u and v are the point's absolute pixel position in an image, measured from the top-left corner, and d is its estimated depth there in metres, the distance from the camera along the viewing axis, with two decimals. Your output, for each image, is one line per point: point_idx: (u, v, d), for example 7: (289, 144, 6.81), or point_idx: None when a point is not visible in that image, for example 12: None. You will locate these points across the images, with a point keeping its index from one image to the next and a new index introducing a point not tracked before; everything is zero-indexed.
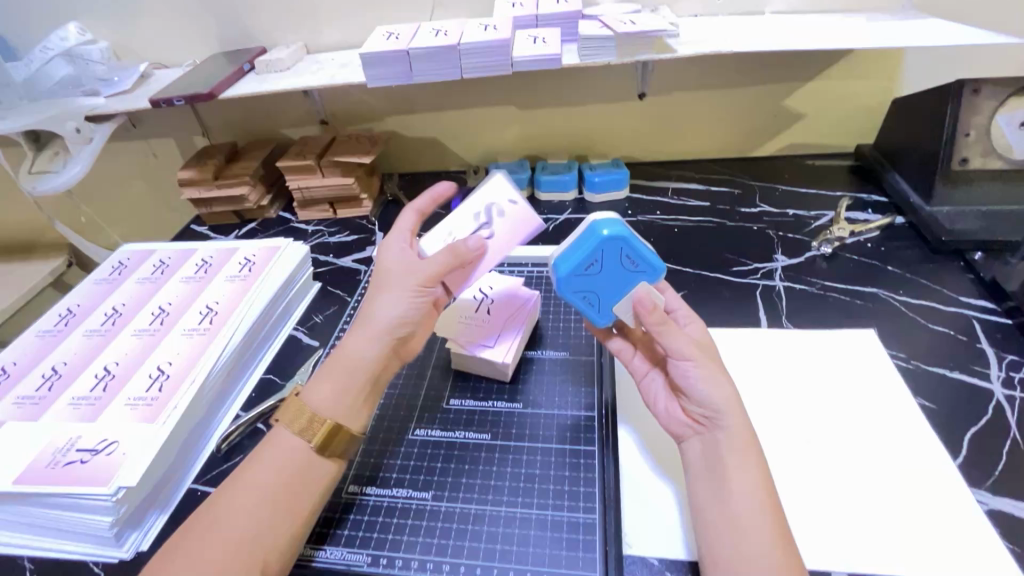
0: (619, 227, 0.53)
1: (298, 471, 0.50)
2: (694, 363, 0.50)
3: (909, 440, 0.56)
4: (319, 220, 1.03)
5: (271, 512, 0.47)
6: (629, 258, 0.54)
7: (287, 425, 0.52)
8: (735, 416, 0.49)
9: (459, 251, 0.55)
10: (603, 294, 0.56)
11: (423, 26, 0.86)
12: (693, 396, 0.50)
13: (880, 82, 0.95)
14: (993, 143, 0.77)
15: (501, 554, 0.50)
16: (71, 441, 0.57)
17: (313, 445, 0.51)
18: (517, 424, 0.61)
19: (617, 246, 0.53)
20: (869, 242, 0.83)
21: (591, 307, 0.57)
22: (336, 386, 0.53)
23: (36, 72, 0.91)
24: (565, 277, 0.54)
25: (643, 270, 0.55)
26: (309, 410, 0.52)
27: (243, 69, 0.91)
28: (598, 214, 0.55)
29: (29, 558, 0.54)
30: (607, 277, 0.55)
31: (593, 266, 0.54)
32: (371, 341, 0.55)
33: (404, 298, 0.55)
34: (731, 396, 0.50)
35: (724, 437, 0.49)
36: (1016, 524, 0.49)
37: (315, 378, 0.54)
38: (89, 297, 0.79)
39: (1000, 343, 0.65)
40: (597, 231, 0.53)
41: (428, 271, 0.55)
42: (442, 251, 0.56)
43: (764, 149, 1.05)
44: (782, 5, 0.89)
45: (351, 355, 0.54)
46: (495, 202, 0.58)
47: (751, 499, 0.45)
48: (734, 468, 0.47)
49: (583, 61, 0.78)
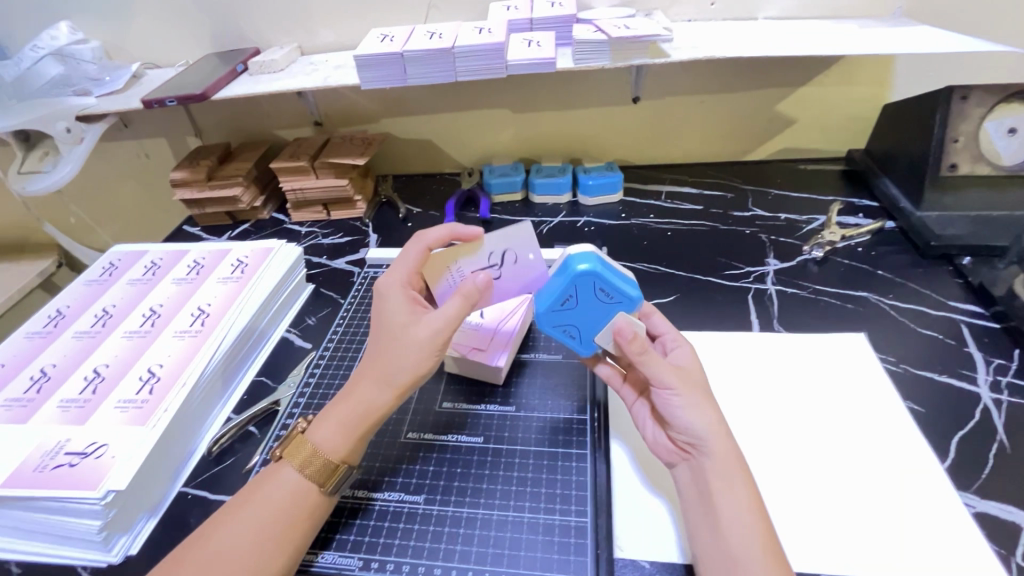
0: (593, 260, 0.54)
1: (297, 498, 0.50)
2: (677, 393, 0.51)
3: (898, 443, 0.57)
4: (312, 222, 1.02)
5: (268, 542, 0.47)
6: (604, 290, 0.54)
7: (288, 461, 0.52)
8: (718, 442, 0.49)
9: (471, 295, 0.55)
10: (585, 326, 0.56)
11: (418, 29, 0.86)
12: (676, 424, 0.51)
13: (872, 88, 0.96)
14: (981, 149, 0.78)
15: (494, 558, 0.50)
16: (60, 443, 0.56)
17: (320, 485, 0.51)
18: (509, 428, 0.61)
19: (591, 280, 0.53)
20: (860, 247, 0.83)
21: (575, 338, 0.57)
22: (343, 428, 0.53)
23: (25, 72, 0.90)
24: (544, 310, 0.55)
25: (620, 300, 0.54)
26: (317, 452, 0.52)
27: (237, 70, 0.91)
28: (573, 247, 0.56)
29: (16, 562, 0.54)
30: (586, 310, 0.55)
31: (570, 300, 0.54)
32: (379, 387, 0.54)
33: (418, 353, 0.54)
34: (715, 424, 0.50)
35: (710, 463, 0.49)
36: (1002, 527, 0.50)
37: (320, 418, 0.55)
38: (80, 298, 0.78)
39: (988, 347, 0.66)
40: (571, 267, 0.53)
41: (447, 328, 0.54)
42: (456, 301, 0.54)
43: (757, 153, 1.06)
44: (775, 11, 0.90)
45: (356, 396, 0.54)
46: (511, 248, 0.58)
47: (739, 523, 0.45)
48: (720, 491, 0.47)
49: (577, 65, 0.79)
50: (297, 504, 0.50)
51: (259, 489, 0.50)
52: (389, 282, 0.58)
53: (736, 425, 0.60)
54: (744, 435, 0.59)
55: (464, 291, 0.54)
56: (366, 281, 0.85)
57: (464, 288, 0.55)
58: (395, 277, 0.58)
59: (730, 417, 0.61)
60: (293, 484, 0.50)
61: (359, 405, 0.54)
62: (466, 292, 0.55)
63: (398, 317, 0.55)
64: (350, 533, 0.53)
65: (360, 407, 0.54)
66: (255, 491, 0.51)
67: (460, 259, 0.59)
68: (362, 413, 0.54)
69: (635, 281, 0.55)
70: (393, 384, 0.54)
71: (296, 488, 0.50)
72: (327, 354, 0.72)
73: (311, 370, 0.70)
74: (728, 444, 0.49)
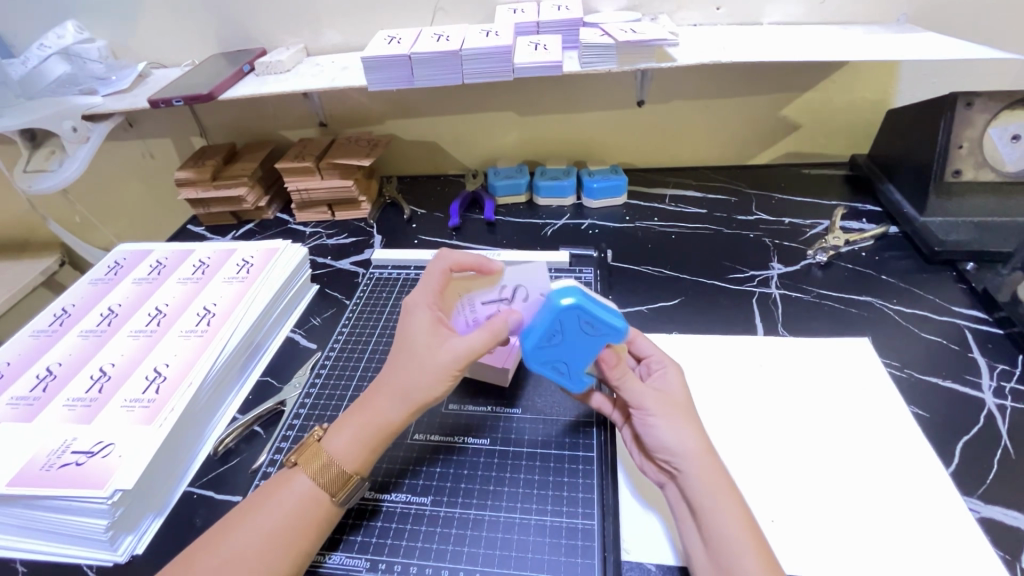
0: (575, 295, 0.53)
1: (308, 511, 0.49)
2: (652, 414, 0.52)
3: (903, 448, 0.57)
4: (317, 222, 1.02)
5: (270, 556, 0.46)
6: (589, 322, 0.53)
7: (303, 469, 0.52)
8: (700, 458, 0.49)
9: (498, 331, 0.55)
10: (574, 361, 0.55)
11: (425, 32, 0.86)
12: (653, 444, 0.52)
13: (876, 93, 0.96)
14: (985, 156, 0.79)
15: (501, 560, 0.50)
16: (67, 443, 0.56)
17: (330, 494, 0.51)
18: (515, 429, 0.61)
19: (575, 314, 0.53)
20: (864, 251, 0.84)
21: (565, 375, 0.57)
22: (359, 439, 0.53)
23: (32, 71, 0.90)
24: (532, 349, 0.55)
25: (606, 332, 0.54)
26: (331, 461, 0.51)
27: (243, 71, 0.91)
28: (556, 282, 0.56)
29: (22, 561, 0.54)
30: (573, 346, 0.55)
31: (555, 336, 0.54)
32: (395, 402, 0.54)
33: (434, 372, 0.53)
34: (693, 439, 0.50)
35: (690, 481, 0.49)
36: (1007, 532, 0.50)
37: (337, 427, 0.54)
38: (85, 297, 0.78)
39: (991, 353, 0.66)
40: (555, 302, 0.53)
41: (467, 356, 0.53)
42: (483, 333, 0.54)
43: (760, 158, 1.06)
44: (781, 16, 0.90)
45: (373, 409, 0.54)
46: (522, 284, 0.58)
47: (726, 532, 0.46)
48: (705, 506, 0.47)
49: (583, 69, 0.79)
50: (305, 514, 0.49)
51: (270, 495, 0.50)
52: (416, 300, 0.58)
53: (741, 430, 0.60)
54: (749, 439, 0.59)
55: (493, 326, 0.55)
56: (372, 281, 0.85)
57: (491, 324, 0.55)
58: (419, 299, 0.58)
59: (736, 421, 0.61)
60: (303, 492, 0.50)
61: (376, 417, 0.54)
62: (494, 328, 0.55)
63: (422, 336, 0.55)
64: (361, 535, 0.53)
65: (377, 421, 0.53)
66: (263, 497, 0.50)
67: (474, 290, 0.60)
68: (379, 428, 0.53)
69: (617, 311, 0.55)
70: (409, 401, 0.53)
71: (308, 496, 0.50)
72: (332, 355, 0.72)
73: (317, 370, 0.70)
74: (708, 460, 0.50)
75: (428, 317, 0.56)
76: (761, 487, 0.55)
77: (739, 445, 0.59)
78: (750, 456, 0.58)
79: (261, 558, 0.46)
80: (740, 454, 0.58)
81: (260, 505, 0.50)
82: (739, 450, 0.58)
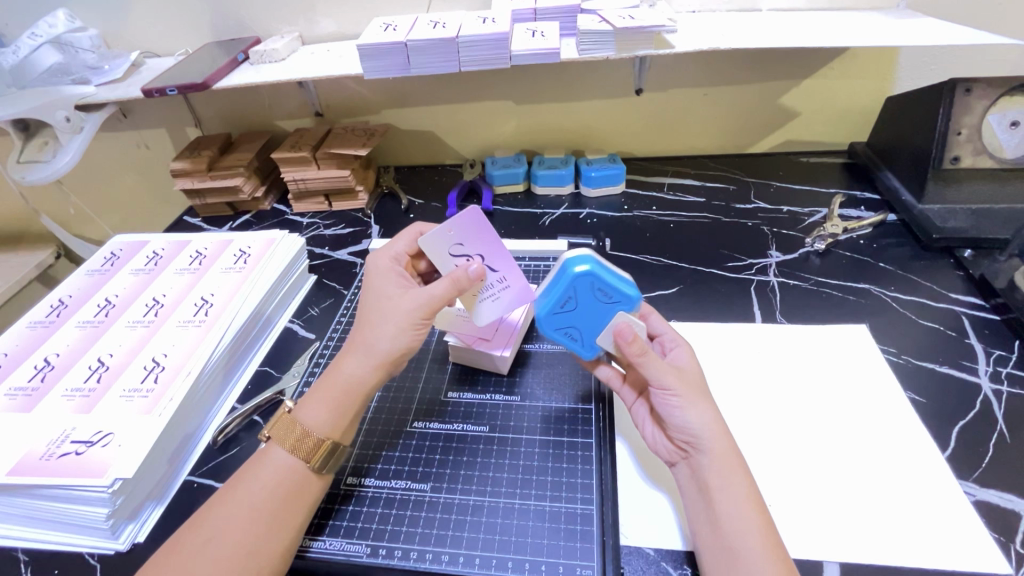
0: (589, 261, 0.54)
1: (289, 483, 0.50)
2: (674, 393, 0.51)
3: (900, 433, 0.57)
4: (313, 213, 1.02)
5: (259, 533, 0.47)
6: (603, 290, 0.54)
7: (280, 443, 0.51)
8: (715, 440, 0.49)
9: (459, 281, 0.57)
10: (587, 328, 0.56)
11: (422, 19, 0.85)
12: (673, 425, 0.51)
13: (875, 80, 0.96)
14: (984, 142, 0.78)
15: (501, 545, 0.50)
16: (66, 432, 0.56)
17: (310, 464, 0.51)
18: (513, 416, 0.61)
19: (589, 281, 0.54)
20: (862, 239, 0.84)
21: (576, 341, 0.57)
22: (331, 407, 0.53)
23: (24, 61, 0.87)
24: (546, 315, 0.56)
25: (619, 300, 0.54)
26: (305, 431, 0.51)
27: (237, 60, 0.90)
28: (570, 250, 0.56)
29: (23, 549, 0.54)
30: (586, 312, 0.55)
31: (569, 302, 0.55)
32: (364, 362, 0.54)
33: (406, 330, 0.55)
34: (712, 421, 0.50)
35: (707, 462, 0.49)
36: (1002, 514, 0.51)
37: (310, 400, 0.54)
38: (82, 288, 0.78)
39: (988, 338, 0.67)
40: (570, 268, 0.54)
41: (429, 304, 0.55)
42: (444, 282, 0.56)
43: (757, 146, 1.06)
44: (779, 4, 0.90)
45: (347, 377, 0.54)
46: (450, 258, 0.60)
47: (738, 517, 0.46)
48: (718, 489, 0.48)
49: (582, 55, 0.78)
50: (296, 490, 0.50)
51: (250, 473, 0.50)
52: (378, 263, 0.61)
53: (739, 415, 0.61)
54: (747, 425, 0.59)
55: (456, 277, 0.56)
56: None
57: (457, 276, 0.57)
58: (387, 252, 0.62)
59: (732, 406, 0.61)
60: (283, 463, 0.50)
61: (343, 378, 0.54)
62: (456, 277, 0.56)
63: (387, 290, 0.57)
64: (344, 518, 0.53)
65: (344, 383, 0.54)
66: (251, 476, 0.50)
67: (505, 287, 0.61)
68: (353, 391, 0.54)
69: (632, 280, 0.55)
70: (375, 359, 0.54)
71: (290, 468, 0.50)
72: (332, 344, 0.72)
73: (316, 359, 0.70)
74: (725, 441, 0.50)
75: (395, 273, 0.60)
76: (760, 470, 0.55)
77: (739, 428, 0.59)
78: (748, 441, 0.58)
79: (248, 536, 0.46)
80: (739, 440, 0.58)
81: (248, 486, 0.49)
82: (738, 434, 0.59)
